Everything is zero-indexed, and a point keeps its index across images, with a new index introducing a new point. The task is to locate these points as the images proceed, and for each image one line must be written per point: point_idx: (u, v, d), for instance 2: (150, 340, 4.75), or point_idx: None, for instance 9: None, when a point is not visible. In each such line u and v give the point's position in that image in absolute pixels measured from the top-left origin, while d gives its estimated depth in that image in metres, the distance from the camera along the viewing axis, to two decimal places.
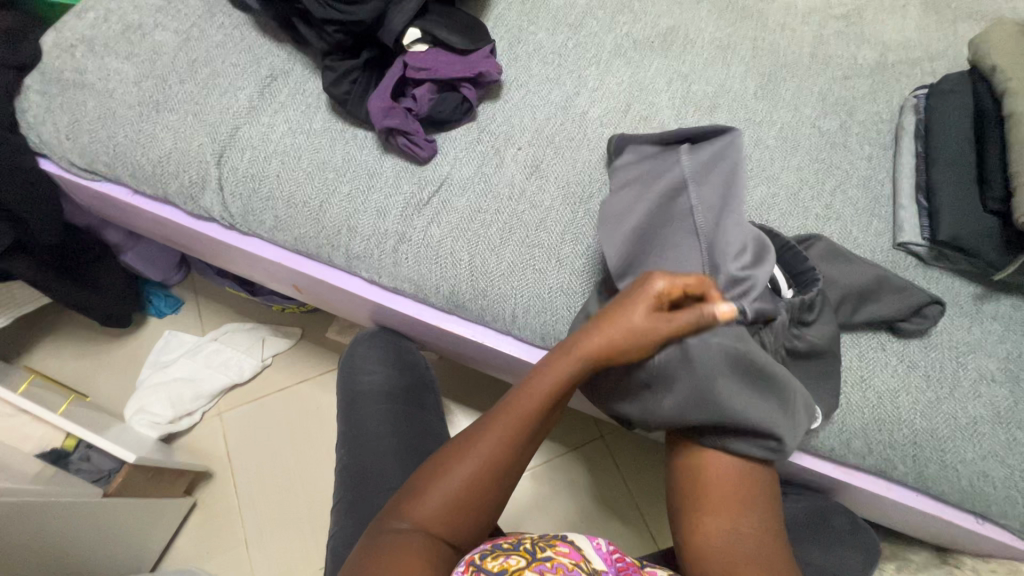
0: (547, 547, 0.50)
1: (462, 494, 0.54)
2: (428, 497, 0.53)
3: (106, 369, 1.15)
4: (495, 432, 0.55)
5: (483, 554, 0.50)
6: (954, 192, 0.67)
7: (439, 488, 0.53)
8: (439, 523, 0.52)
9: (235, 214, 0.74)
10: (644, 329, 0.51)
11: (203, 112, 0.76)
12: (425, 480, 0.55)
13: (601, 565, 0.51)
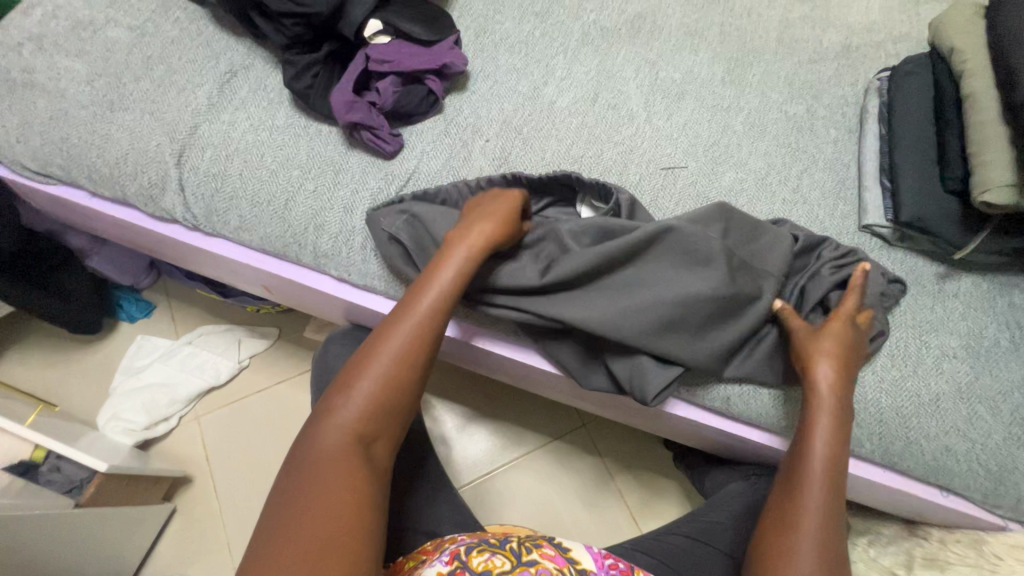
0: (533, 549, 0.53)
1: (375, 409, 0.54)
2: (346, 410, 0.53)
3: (77, 377, 1.12)
4: (395, 340, 0.56)
5: (470, 549, 0.52)
6: (915, 174, 0.68)
7: (355, 399, 0.53)
8: (363, 434, 0.53)
9: (198, 215, 0.72)
10: (506, 215, 0.61)
11: (160, 111, 0.73)
12: (336, 396, 0.54)
13: (593, 565, 0.53)
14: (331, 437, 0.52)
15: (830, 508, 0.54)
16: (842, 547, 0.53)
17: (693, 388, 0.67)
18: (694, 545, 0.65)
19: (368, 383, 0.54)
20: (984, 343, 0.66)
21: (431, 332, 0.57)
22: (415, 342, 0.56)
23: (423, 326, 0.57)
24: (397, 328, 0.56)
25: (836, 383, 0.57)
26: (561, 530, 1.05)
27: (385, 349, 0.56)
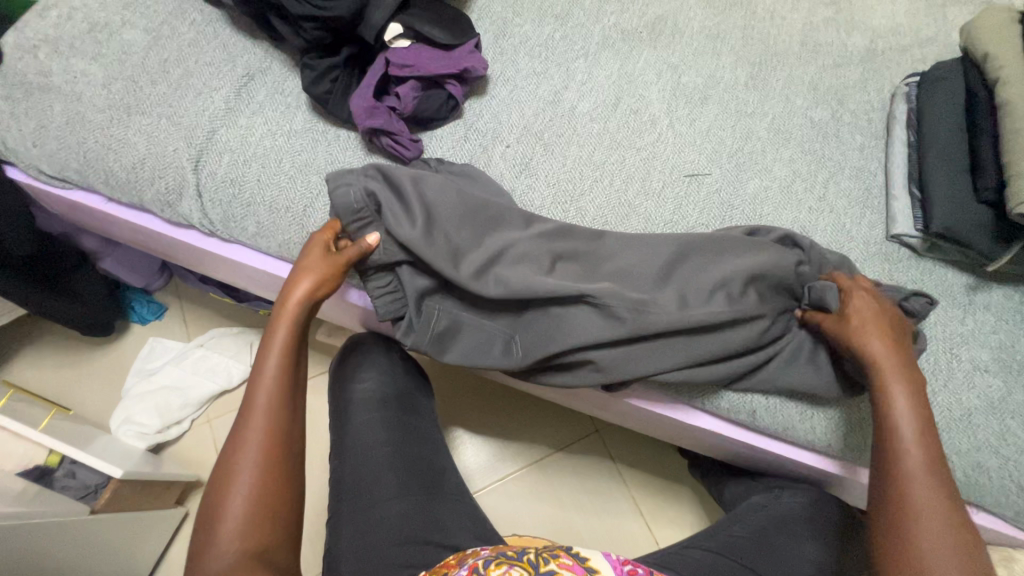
0: (550, 559, 0.52)
1: (255, 504, 0.50)
2: (222, 517, 0.50)
3: (89, 379, 1.12)
4: (252, 435, 0.53)
5: (488, 562, 0.52)
6: (945, 183, 0.67)
7: (224, 503, 0.50)
8: (249, 526, 0.49)
9: (216, 221, 0.71)
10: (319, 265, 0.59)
11: (178, 115, 0.72)
12: (207, 508, 0.50)
13: (612, 572, 0.52)
14: (221, 552, 0.48)
15: (942, 486, 0.49)
16: (968, 528, 0.48)
17: (717, 400, 0.65)
18: (721, 559, 0.63)
19: (237, 499, 0.50)
20: (1017, 356, 0.65)
21: (281, 403, 0.55)
22: (270, 425, 0.53)
23: (275, 409, 0.54)
24: (248, 427, 0.53)
25: (893, 358, 0.54)
26: (575, 538, 1.04)
27: (243, 450, 0.52)
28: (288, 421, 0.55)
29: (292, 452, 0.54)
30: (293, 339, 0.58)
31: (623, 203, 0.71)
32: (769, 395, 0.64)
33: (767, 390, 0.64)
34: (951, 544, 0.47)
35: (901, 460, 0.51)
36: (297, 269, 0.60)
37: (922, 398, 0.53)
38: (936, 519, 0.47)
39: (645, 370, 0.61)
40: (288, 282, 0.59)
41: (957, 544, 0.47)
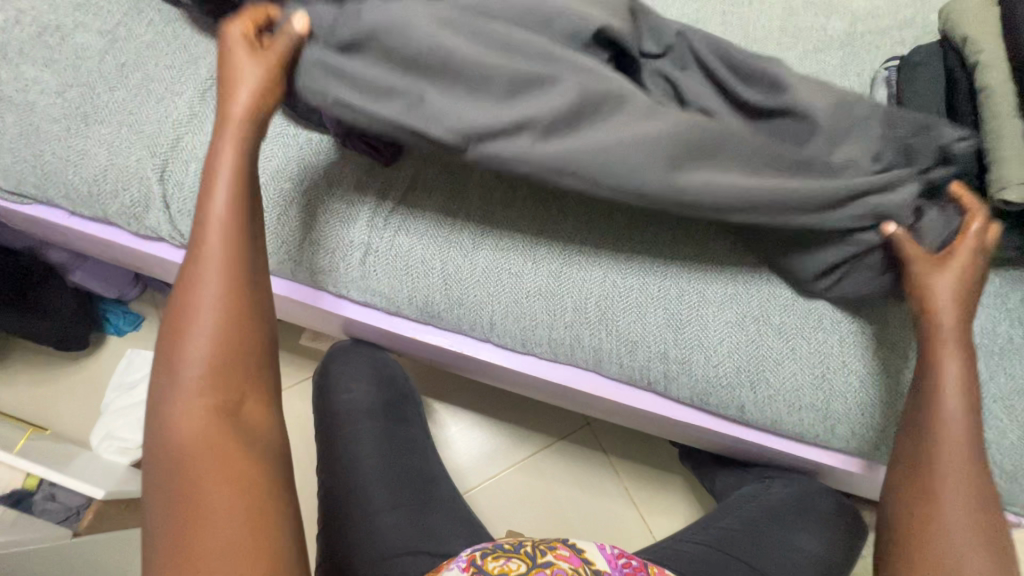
0: (547, 551, 0.52)
1: (206, 402, 0.47)
2: (179, 381, 0.47)
3: (66, 395, 1.09)
4: (206, 278, 0.49)
5: (485, 554, 0.52)
6: None
7: (183, 375, 0.47)
8: (209, 413, 0.46)
9: (186, 232, 0.68)
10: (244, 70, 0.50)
11: (139, 123, 0.69)
12: (167, 363, 0.48)
13: (606, 565, 0.53)
14: (175, 425, 0.46)
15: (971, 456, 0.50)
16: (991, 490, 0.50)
17: (706, 397, 0.65)
18: (714, 553, 0.64)
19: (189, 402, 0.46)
20: (998, 340, 0.65)
21: (239, 270, 0.50)
22: (230, 289, 0.49)
23: (230, 248, 0.50)
24: (204, 262, 0.49)
25: (957, 305, 0.53)
26: (569, 531, 1.05)
27: (195, 304, 0.48)
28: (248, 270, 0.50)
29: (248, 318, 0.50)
30: (242, 169, 0.51)
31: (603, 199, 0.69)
32: (757, 388, 0.63)
33: (755, 386, 0.63)
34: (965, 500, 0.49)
35: (938, 426, 0.51)
36: (224, 79, 0.51)
37: (972, 360, 0.53)
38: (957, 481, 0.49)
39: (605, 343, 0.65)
40: (226, 91, 0.51)
41: (976, 510, 0.49)
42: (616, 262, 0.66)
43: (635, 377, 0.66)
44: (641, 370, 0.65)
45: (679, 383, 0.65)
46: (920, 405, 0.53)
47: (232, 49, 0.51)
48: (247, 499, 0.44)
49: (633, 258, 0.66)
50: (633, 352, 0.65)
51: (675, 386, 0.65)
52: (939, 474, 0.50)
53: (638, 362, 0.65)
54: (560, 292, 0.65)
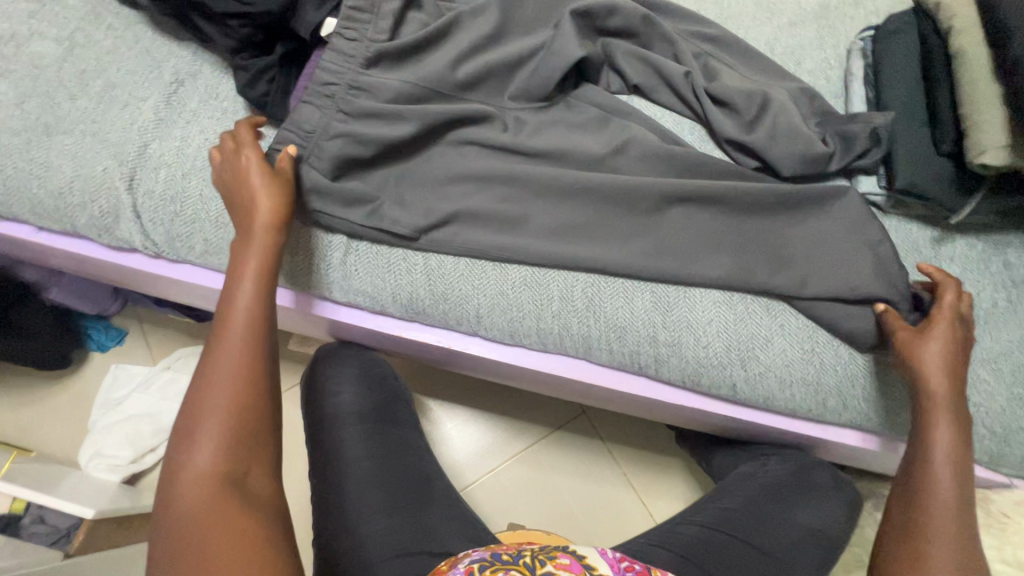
0: (546, 560, 0.50)
1: (213, 473, 0.46)
2: (189, 458, 0.47)
3: (51, 415, 1.07)
4: (225, 364, 0.51)
5: (483, 566, 0.50)
6: (907, 136, 0.66)
7: (197, 452, 0.47)
8: (216, 482, 0.46)
9: (160, 242, 0.67)
10: (263, 184, 0.57)
11: (104, 131, 0.67)
12: (181, 442, 0.48)
13: (608, 569, 0.51)
14: (183, 499, 0.45)
15: (962, 517, 0.51)
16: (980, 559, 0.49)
17: (698, 378, 0.64)
18: (715, 534, 0.63)
19: (198, 462, 0.47)
20: (983, 305, 0.66)
21: (255, 359, 0.51)
22: (247, 374, 0.50)
23: (250, 338, 0.52)
24: (220, 351, 0.51)
25: (948, 389, 0.55)
26: (571, 521, 1.05)
27: (210, 388, 0.50)
28: (265, 361, 0.52)
29: (259, 380, 0.51)
30: (266, 272, 0.55)
31: None
32: (749, 365, 0.63)
33: (746, 364, 0.63)
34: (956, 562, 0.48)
35: (931, 480, 0.52)
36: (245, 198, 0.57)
37: (965, 434, 0.54)
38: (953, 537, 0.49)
39: (594, 330, 0.64)
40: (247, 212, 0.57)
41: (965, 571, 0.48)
42: (601, 247, 0.65)
43: (627, 362, 0.65)
44: (633, 359, 0.65)
45: (671, 368, 0.64)
46: (911, 465, 0.55)
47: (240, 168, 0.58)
48: (249, 561, 0.43)
49: (618, 241, 0.65)
50: (624, 340, 0.64)
51: (669, 373, 0.65)
52: (933, 531, 0.50)
53: (628, 348, 0.64)
54: (546, 283, 0.65)
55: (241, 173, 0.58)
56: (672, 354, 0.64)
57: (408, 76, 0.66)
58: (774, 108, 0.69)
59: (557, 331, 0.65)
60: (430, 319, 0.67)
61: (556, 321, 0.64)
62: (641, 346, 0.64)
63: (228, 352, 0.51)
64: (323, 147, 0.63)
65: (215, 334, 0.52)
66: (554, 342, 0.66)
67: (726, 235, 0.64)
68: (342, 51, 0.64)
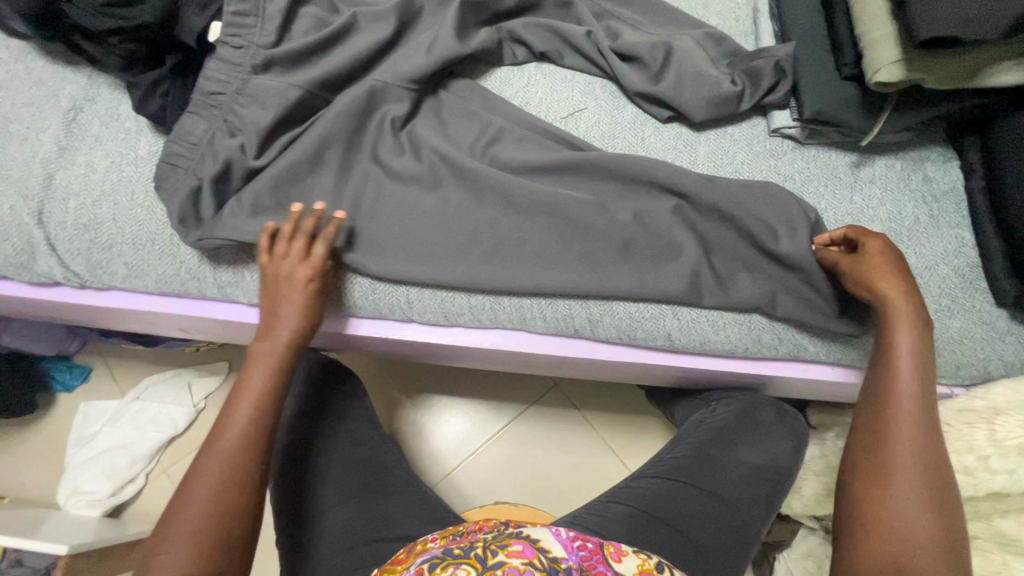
0: (499, 550, 0.47)
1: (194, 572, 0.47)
2: (167, 556, 0.48)
3: (26, 461, 1.07)
4: (217, 458, 0.52)
5: (434, 564, 0.47)
6: (811, 65, 0.66)
7: (179, 549, 0.48)
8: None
9: (81, 272, 0.66)
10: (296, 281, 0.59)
11: (6, 168, 0.66)
12: (160, 538, 0.49)
13: (563, 552, 0.48)
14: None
15: (926, 433, 0.52)
16: (943, 472, 0.51)
17: (633, 332, 0.65)
18: (665, 483, 0.64)
19: (171, 557, 0.48)
20: (905, 223, 0.66)
21: (251, 459, 0.53)
22: (234, 473, 0.52)
23: (247, 442, 0.54)
24: (211, 452, 0.53)
25: (905, 300, 0.56)
26: (555, 492, 1.07)
27: (199, 488, 0.51)
28: (261, 457, 0.54)
29: (253, 480, 0.53)
30: (279, 376, 0.58)
31: (503, 154, 0.67)
32: (679, 313, 0.64)
33: (676, 312, 0.64)
34: (923, 482, 0.50)
35: (894, 406, 0.53)
36: (269, 302, 0.60)
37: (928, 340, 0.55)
38: (917, 455, 0.51)
39: (523, 300, 0.65)
40: (268, 320, 0.59)
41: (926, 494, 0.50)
42: (520, 218, 0.65)
43: (562, 327, 0.66)
44: (566, 322, 0.66)
45: (605, 326, 0.65)
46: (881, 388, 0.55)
47: (280, 264, 0.59)
48: None
49: (536, 211, 0.65)
50: (553, 305, 0.65)
51: (604, 331, 0.65)
52: (898, 448, 0.52)
53: (559, 313, 0.65)
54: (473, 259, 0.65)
55: (280, 271, 0.59)
56: (604, 312, 0.65)
57: (300, 74, 0.65)
58: (678, 56, 0.68)
59: (489, 307, 0.66)
60: (364, 317, 0.68)
61: (486, 296, 0.65)
62: (570, 308, 0.65)
63: (220, 455, 0.53)
64: (221, 154, 0.62)
65: (210, 434, 0.55)
66: (488, 318, 0.66)
67: (633, 191, 0.66)
68: (230, 59, 0.63)
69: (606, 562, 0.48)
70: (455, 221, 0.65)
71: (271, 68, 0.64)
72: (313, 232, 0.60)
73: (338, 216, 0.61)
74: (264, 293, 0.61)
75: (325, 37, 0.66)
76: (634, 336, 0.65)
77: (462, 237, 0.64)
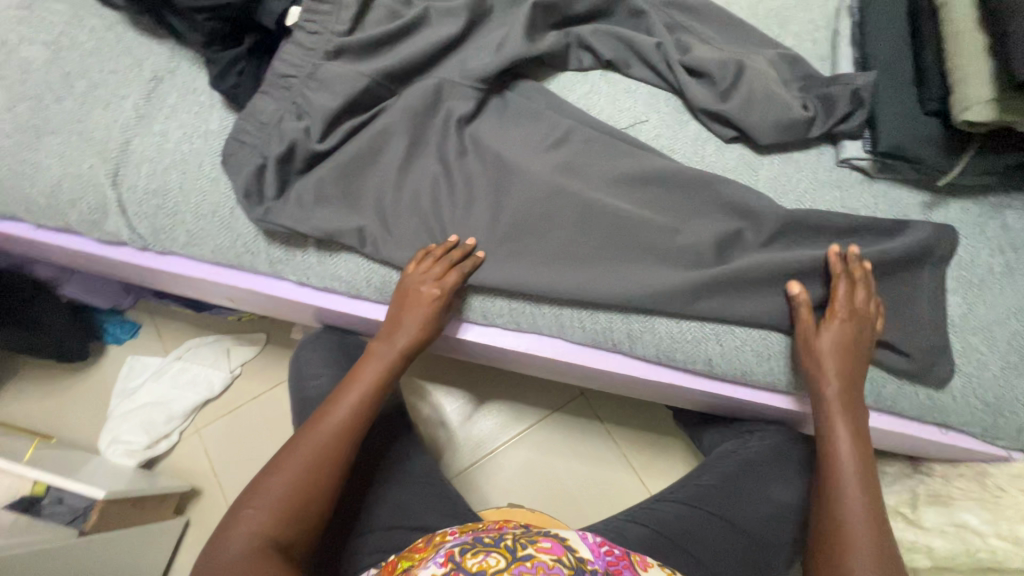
0: (527, 544, 0.47)
1: (269, 533, 0.50)
2: (253, 511, 0.51)
3: (74, 406, 1.13)
4: (317, 437, 0.55)
5: (463, 549, 0.47)
6: (892, 96, 0.63)
7: (264, 507, 0.51)
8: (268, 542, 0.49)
9: (145, 234, 0.69)
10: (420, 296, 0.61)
11: (89, 130, 0.70)
12: (250, 493, 0.52)
13: (589, 554, 0.48)
14: (233, 544, 0.49)
15: (869, 488, 0.53)
16: (887, 528, 0.51)
17: (672, 353, 0.64)
18: (691, 510, 0.63)
19: (256, 512, 0.51)
20: (978, 272, 0.63)
21: (347, 446, 0.56)
22: (329, 455, 0.54)
23: (344, 433, 0.56)
24: (314, 430, 0.56)
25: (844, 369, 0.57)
26: (569, 502, 1.06)
27: (295, 459, 0.53)
28: (353, 448, 0.56)
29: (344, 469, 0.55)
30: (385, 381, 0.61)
31: (561, 160, 0.67)
32: (724, 339, 0.63)
33: (721, 338, 0.63)
34: (869, 524, 0.51)
35: (839, 471, 0.55)
36: (398, 310, 0.63)
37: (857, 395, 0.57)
38: (858, 504, 0.52)
39: (565, 310, 0.65)
40: (392, 328, 0.63)
41: (874, 540, 0.50)
42: (569, 226, 0.64)
43: (600, 340, 0.65)
44: (606, 336, 0.65)
45: (647, 345, 0.64)
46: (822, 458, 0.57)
47: (413, 277, 0.62)
48: None
49: (588, 222, 0.64)
50: (594, 318, 0.65)
51: (643, 349, 0.64)
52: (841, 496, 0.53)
53: (600, 325, 0.64)
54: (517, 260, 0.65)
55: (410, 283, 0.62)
56: (645, 330, 0.64)
57: (369, 64, 0.66)
58: (750, 75, 0.66)
59: (532, 313, 0.66)
60: None
61: (527, 301, 0.66)
62: (612, 323, 0.64)
63: (321, 435, 0.56)
64: (288, 136, 0.64)
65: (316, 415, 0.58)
66: (528, 323, 0.66)
67: (689, 210, 0.64)
68: (305, 44, 0.65)
69: (631, 569, 0.49)
70: (506, 220, 0.65)
71: (343, 56, 0.66)
72: (454, 259, 0.62)
73: (479, 254, 0.63)
74: (395, 300, 0.64)
75: (397, 29, 0.67)
76: (673, 357, 0.64)
77: (509, 240, 0.64)
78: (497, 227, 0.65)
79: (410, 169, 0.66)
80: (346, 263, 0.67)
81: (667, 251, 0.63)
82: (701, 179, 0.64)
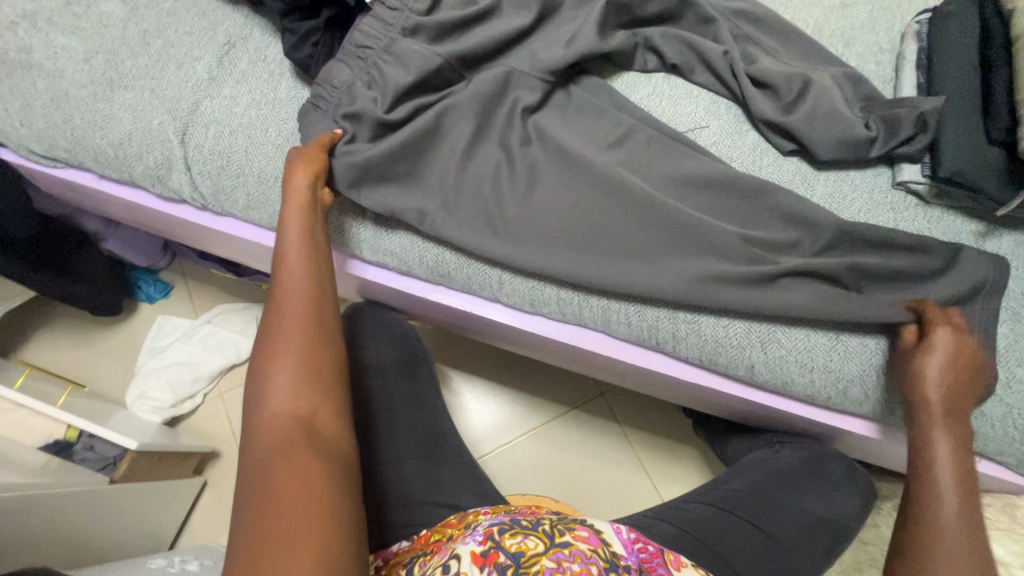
0: (565, 531, 0.48)
1: (293, 406, 0.47)
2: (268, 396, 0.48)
3: (103, 359, 1.15)
4: (286, 312, 0.52)
5: (502, 528, 0.47)
6: (958, 122, 0.63)
7: (275, 389, 0.48)
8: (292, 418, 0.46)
9: (207, 194, 0.70)
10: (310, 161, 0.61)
11: (160, 87, 0.71)
12: (255, 392, 0.49)
13: (623, 549, 0.49)
14: (266, 436, 0.46)
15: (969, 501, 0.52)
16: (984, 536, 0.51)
17: (715, 357, 0.64)
18: (718, 513, 0.64)
19: (273, 395, 0.47)
20: None
21: (319, 305, 0.54)
22: (306, 319, 0.52)
23: (307, 292, 0.54)
24: (283, 306, 0.53)
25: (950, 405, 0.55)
26: (582, 500, 1.07)
27: (282, 341, 0.50)
28: (325, 304, 0.55)
29: (325, 324, 0.53)
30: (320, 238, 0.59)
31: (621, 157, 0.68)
32: (768, 347, 0.63)
33: (766, 346, 0.63)
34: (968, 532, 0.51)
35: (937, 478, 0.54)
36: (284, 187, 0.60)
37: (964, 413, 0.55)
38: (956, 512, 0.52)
39: (612, 304, 0.66)
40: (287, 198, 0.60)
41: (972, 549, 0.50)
42: (624, 222, 0.65)
43: (644, 337, 0.66)
44: (651, 334, 0.66)
45: (691, 347, 0.65)
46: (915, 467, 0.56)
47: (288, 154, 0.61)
48: (326, 477, 0.43)
49: (644, 220, 0.65)
50: (640, 316, 0.65)
51: (686, 350, 0.65)
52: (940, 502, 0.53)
53: (647, 322, 0.65)
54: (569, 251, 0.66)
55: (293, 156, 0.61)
56: (689, 331, 0.64)
57: (443, 47, 0.67)
58: (816, 91, 0.67)
59: (579, 304, 0.66)
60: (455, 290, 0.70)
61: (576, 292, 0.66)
62: (657, 322, 0.65)
63: (293, 305, 0.53)
64: (358, 109, 0.65)
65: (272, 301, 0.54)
66: (574, 314, 0.67)
67: (744, 218, 0.65)
68: (382, 22, 0.66)
69: (664, 567, 0.50)
70: (563, 212, 0.66)
71: (418, 36, 0.67)
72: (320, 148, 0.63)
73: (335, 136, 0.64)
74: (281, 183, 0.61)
75: (472, 15, 0.68)
76: (715, 360, 0.65)
77: (564, 231, 0.65)
78: (553, 217, 0.66)
79: (473, 153, 0.67)
80: (401, 240, 0.68)
81: (719, 256, 0.64)
82: (760, 188, 0.64)
